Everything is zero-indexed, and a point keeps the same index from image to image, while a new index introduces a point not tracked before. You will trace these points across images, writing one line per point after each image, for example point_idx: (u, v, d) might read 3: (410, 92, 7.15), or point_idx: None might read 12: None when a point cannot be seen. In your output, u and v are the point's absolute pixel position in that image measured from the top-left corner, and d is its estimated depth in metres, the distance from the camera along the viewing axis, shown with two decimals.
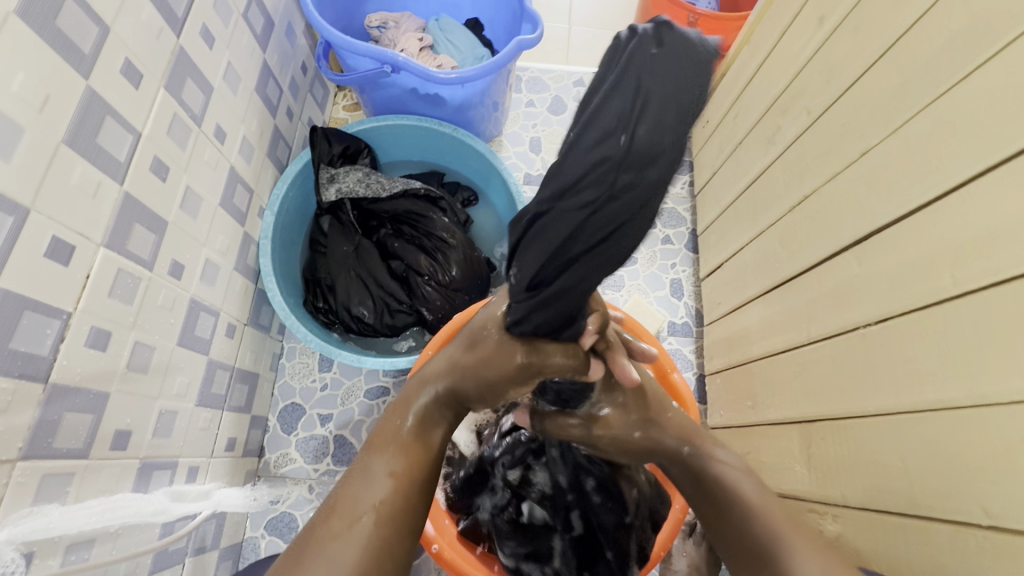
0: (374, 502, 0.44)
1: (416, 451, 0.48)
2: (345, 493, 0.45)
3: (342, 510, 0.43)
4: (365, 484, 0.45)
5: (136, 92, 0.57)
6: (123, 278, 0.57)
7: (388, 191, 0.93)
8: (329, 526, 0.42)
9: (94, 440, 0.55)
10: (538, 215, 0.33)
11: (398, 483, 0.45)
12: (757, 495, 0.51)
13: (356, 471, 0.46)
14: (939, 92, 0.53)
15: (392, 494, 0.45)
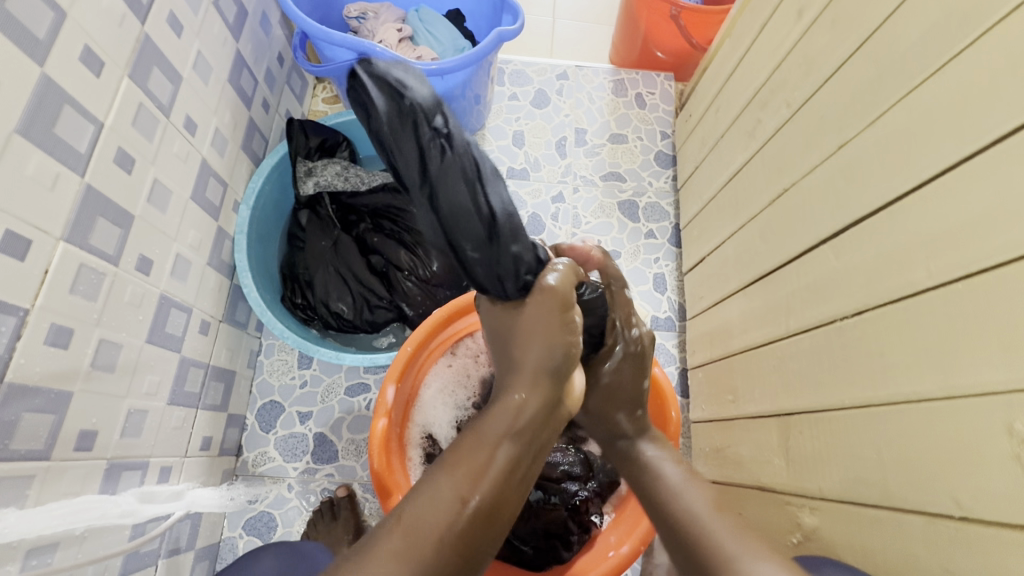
0: (435, 526, 0.41)
1: (489, 479, 0.44)
2: (407, 513, 0.42)
3: (401, 531, 0.41)
4: (426, 501, 0.43)
5: (98, 80, 0.55)
6: (86, 273, 0.55)
7: (367, 184, 0.92)
8: (386, 548, 0.41)
9: (56, 441, 0.53)
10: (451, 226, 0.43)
11: (466, 512, 0.42)
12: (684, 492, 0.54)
13: (423, 485, 0.44)
14: (915, 84, 0.53)
15: (459, 522, 0.42)
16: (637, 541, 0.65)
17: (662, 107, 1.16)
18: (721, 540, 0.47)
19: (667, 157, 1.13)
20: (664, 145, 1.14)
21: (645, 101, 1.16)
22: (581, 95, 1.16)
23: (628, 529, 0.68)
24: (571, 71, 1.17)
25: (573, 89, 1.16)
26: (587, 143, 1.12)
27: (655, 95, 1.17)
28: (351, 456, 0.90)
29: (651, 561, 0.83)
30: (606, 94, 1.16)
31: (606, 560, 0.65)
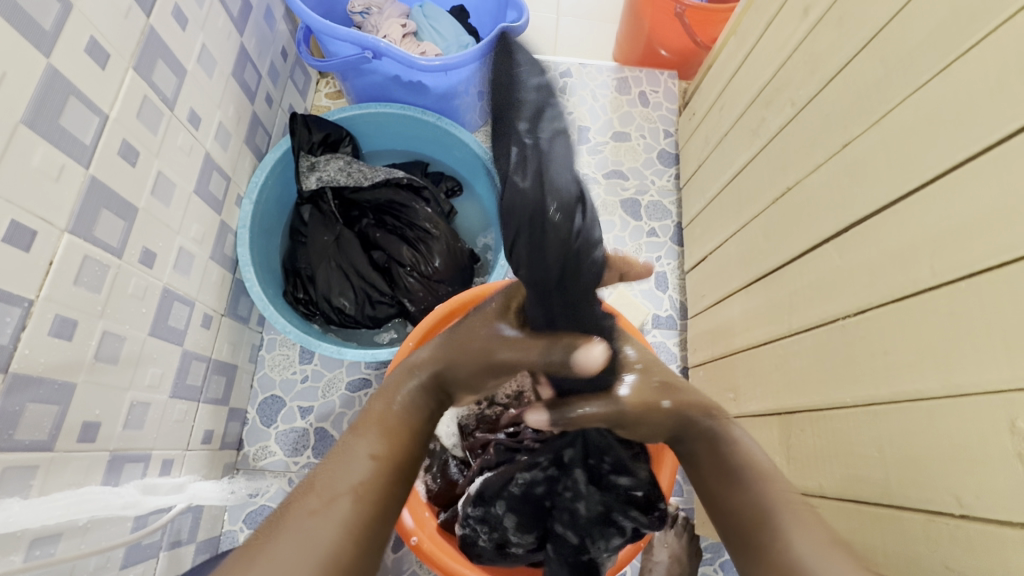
0: (350, 483, 0.42)
1: (394, 434, 0.47)
2: (323, 473, 0.43)
3: (319, 491, 0.41)
4: (339, 464, 0.44)
5: (103, 72, 0.55)
6: (90, 265, 0.55)
7: (369, 180, 0.92)
8: (304, 505, 0.40)
9: (60, 432, 0.53)
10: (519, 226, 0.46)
11: (379, 463, 0.44)
12: (767, 471, 0.50)
13: (337, 451, 0.45)
14: (921, 83, 0.53)
15: (372, 473, 0.43)
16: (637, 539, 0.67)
17: (665, 105, 1.16)
18: (785, 522, 0.44)
19: (669, 155, 1.13)
20: (667, 143, 1.14)
21: (649, 99, 1.16)
22: (584, 92, 1.16)
23: None
24: (575, 69, 1.17)
25: (577, 86, 1.16)
26: (590, 140, 1.12)
27: (659, 93, 1.17)
28: None
29: (651, 557, 0.83)
30: (610, 92, 1.16)
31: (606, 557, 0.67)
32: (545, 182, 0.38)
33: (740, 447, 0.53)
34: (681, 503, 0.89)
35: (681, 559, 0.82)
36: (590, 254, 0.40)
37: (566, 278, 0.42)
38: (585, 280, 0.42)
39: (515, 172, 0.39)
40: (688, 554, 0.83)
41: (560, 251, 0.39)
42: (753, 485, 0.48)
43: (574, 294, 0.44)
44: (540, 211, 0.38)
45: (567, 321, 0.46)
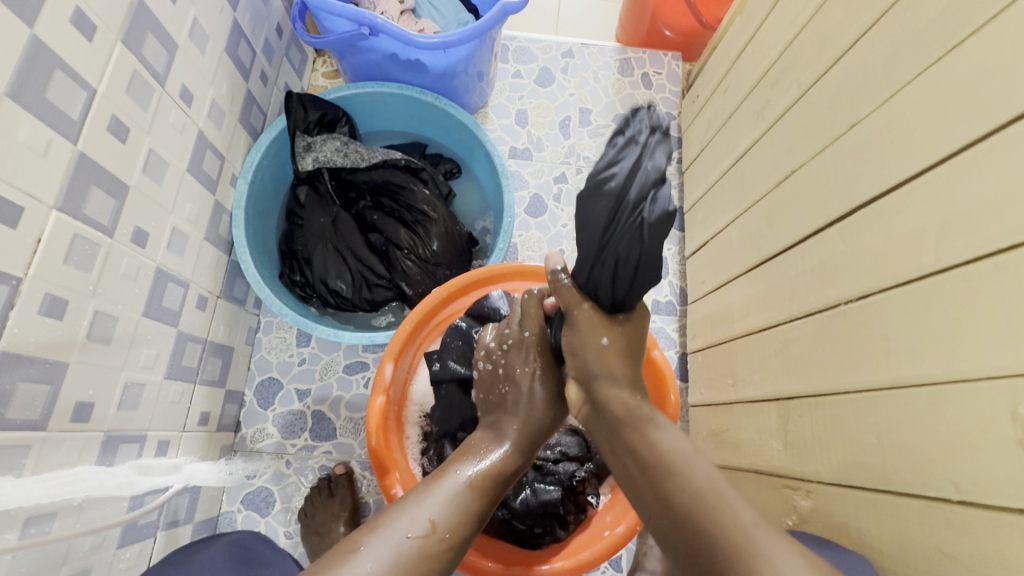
0: (457, 535, 0.48)
1: (492, 499, 0.52)
2: (438, 513, 0.48)
3: (436, 533, 0.46)
4: (456, 509, 0.49)
5: (90, 45, 0.53)
6: (80, 244, 0.54)
7: (366, 160, 0.90)
8: (422, 543, 0.45)
9: (53, 412, 0.53)
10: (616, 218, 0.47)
11: (478, 526, 0.50)
12: (692, 459, 0.46)
13: (446, 493, 0.50)
14: (931, 61, 0.52)
15: (471, 532, 0.49)
16: (631, 522, 0.67)
17: (668, 87, 1.14)
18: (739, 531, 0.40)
19: (672, 138, 1.11)
20: (669, 127, 1.12)
21: (652, 82, 1.14)
22: (586, 73, 1.14)
23: (623, 510, 0.70)
24: (576, 49, 1.15)
25: (578, 67, 1.14)
26: (591, 123, 1.11)
27: (662, 75, 1.15)
28: (349, 434, 0.90)
29: (645, 541, 0.84)
30: (612, 73, 1.14)
31: (602, 540, 0.68)
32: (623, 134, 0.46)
33: (665, 435, 0.49)
34: None
35: None
36: (600, 184, 0.47)
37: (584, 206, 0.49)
38: (588, 210, 0.48)
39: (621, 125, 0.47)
40: None
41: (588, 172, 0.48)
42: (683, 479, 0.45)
43: (587, 235, 0.49)
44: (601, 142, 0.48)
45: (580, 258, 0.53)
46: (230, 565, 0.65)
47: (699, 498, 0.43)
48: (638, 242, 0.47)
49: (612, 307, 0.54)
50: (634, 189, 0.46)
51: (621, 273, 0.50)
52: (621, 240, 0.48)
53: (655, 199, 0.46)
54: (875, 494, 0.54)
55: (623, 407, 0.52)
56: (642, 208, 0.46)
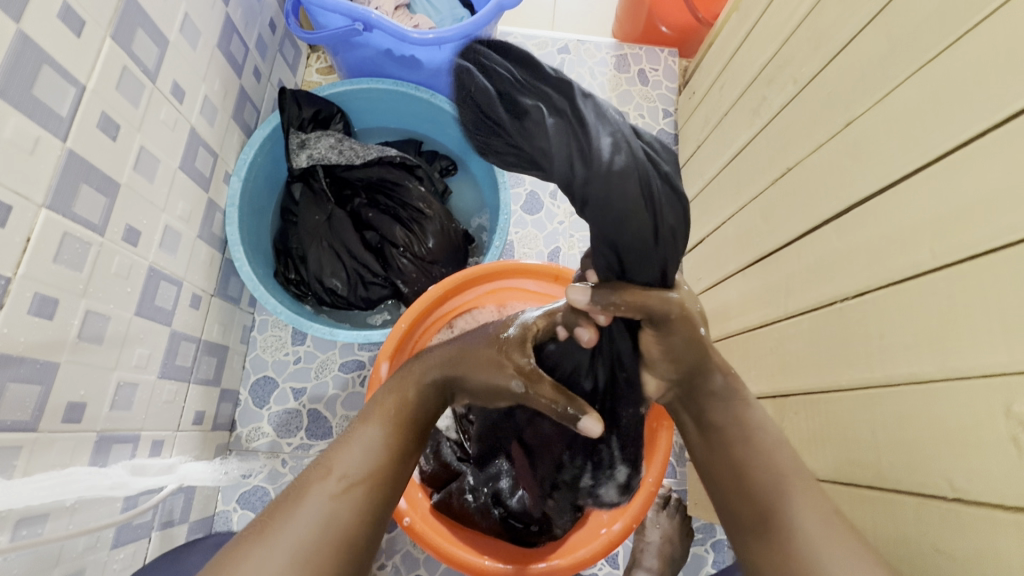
0: (365, 469, 0.45)
1: (404, 428, 0.50)
2: (337, 458, 0.46)
3: (335, 474, 0.44)
4: (353, 448, 0.47)
5: (78, 40, 0.52)
6: (70, 243, 0.53)
7: (361, 158, 0.89)
8: (323, 486, 0.43)
9: (44, 412, 0.52)
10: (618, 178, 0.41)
11: (392, 457, 0.48)
12: (777, 440, 0.51)
13: (347, 438, 0.48)
14: (928, 58, 0.52)
15: (385, 463, 0.47)
16: (629, 520, 0.67)
17: (665, 83, 1.13)
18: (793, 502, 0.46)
19: (669, 135, 1.11)
20: (665, 123, 1.12)
21: (648, 78, 1.14)
22: (582, 70, 1.13)
23: (620, 508, 0.70)
24: (572, 45, 1.14)
25: (575, 63, 1.13)
26: None
27: (658, 71, 1.14)
28: (345, 432, 0.90)
29: (642, 538, 0.83)
30: (609, 69, 1.13)
31: (598, 538, 0.68)
32: (546, 113, 0.39)
33: (757, 415, 0.54)
34: (673, 485, 0.90)
35: (672, 539, 0.83)
36: (612, 165, 0.40)
37: (598, 210, 0.42)
38: (612, 206, 0.42)
39: (518, 110, 0.40)
40: (679, 534, 0.83)
41: (586, 173, 0.40)
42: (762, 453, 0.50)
43: (616, 216, 0.42)
44: (518, 134, 0.40)
45: (631, 260, 0.46)
46: None
47: (778, 478, 0.48)
48: (675, 198, 0.44)
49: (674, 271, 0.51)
50: (613, 140, 0.40)
51: (678, 238, 0.46)
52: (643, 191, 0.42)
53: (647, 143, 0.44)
54: (872, 493, 0.54)
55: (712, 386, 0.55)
56: (629, 149, 0.41)
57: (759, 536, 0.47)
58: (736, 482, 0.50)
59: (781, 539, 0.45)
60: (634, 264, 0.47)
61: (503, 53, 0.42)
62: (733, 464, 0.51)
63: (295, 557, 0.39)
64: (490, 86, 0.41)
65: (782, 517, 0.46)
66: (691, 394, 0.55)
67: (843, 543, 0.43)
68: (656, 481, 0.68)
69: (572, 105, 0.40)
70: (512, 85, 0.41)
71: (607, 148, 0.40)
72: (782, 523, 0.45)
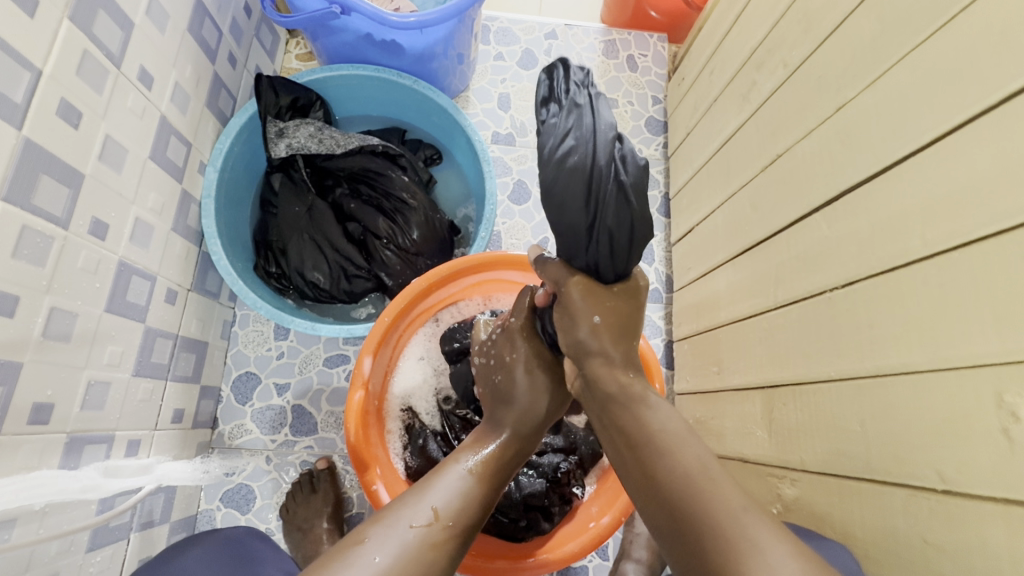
0: (461, 522, 0.46)
1: (498, 488, 0.51)
2: (443, 502, 0.46)
3: (439, 521, 0.45)
4: (457, 495, 0.48)
5: (32, 22, 0.49)
6: (30, 236, 0.51)
7: (343, 147, 0.87)
8: (427, 532, 0.44)
9: (7, 415, 0.50)
10: (584, 179, 0.44)
11: (484, 515, 0.49)
12: (682, 438, 0.43)
13: (452, 483, 0.48)
14: (920, 40, 0.50)
15: (476, 520, 0.48)
16: (617, 512, 0.67)
17: (654, 70, 1.11)
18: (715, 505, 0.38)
19: (658, 123, 1.09)
20: (655, 111, 1.10)
21: (637, 64, 1.11)
22: (570, 56, 1.11)
23: (609, 500, 0.70)
24: (560, 31, 1.12)
25: (562, 49, 1.11)
26: None
27: (647, 57, 1.12)
28: (331, 428, 0.88)
29: (632, 530, 0.83)
30: (597, 56, 1.11)
31: (586, 531, 0.68)
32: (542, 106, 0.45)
33: (659, 416, 0.45)
34: None
35: None
36: (563, 162, 0.44)
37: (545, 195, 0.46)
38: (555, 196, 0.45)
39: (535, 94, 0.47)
40: None
41: (537, 157, 0.45)
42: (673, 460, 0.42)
43: (566, 218, 0.46)
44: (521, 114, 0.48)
45: (564, 244, 0.49)
46: (223, 561, 0.62)
47: (696, 492, 0.39)
48: (625, 204, 0.44)
49: (616, 276, 0.50)
50: (601, 152, 0.43)
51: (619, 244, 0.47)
52: (607, 212, 0.45)
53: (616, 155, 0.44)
54: (860, 484, 0.54)
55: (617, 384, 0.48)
56: (615, 171, 0.44)
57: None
58: (658, 503, 0.41)
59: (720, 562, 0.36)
60: (569, 247, 0.49)
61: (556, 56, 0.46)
62: (649, 483, 0.42)
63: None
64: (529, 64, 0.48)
65: (723, 548, 0.36)
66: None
67: (793, 565, 0.34)
68: None
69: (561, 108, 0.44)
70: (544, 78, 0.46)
71: (566, 148, 0.43)
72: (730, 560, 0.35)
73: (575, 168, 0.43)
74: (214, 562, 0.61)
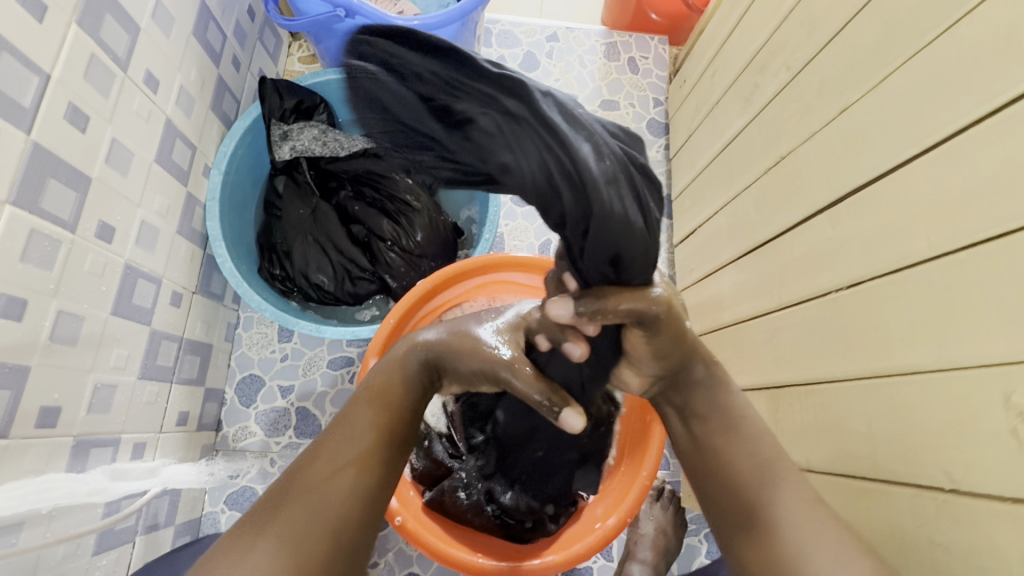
0: (352, 453, 0.46)
1: (392, 409, 0.49)
2: (325, 444, 0.46)
3: (322, 461, 0.45)
4: (340, 432, 0.47)
5: (39, 26, 0.49)
6: (38, 240, 0.51)
7: (346, 149, 0.85)
8: (310, 473, 0.44)
9: (14, 418, 0.50)
10: (631, 182, 0.36)
11: (379, 438, 0.47)
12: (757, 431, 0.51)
13: (336, 423, 0.48)
14: (924, 43, 0.50)
15: (370, 445, 0.47)
16: (624, 514, 0.67)
17: (655, 72, 1.12)
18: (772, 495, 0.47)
19: (659, 125, 1.09)
20: (656, 113, 1.10)
21: (638, 66, 1.12)
22: (572, 58, 1.11)
23: (615, 502, 0.70)
24: (561, 33, 1.12)
25: (564, 52, 1.11)
26: None
27: (648, 60, 1.12)
28: None
29: (637, 530, 0.84)
30: (599, 58, 1.11)
31: (593, 532, 0.67)
32: (494, 117, 0.32)
33: (740, 401, 0.53)
34: (667, 477, 0.90)
35: (666, 530, 0.83)
36: (605, 175, 0.35)
37: (599, 227, 0.36)
38: (610, 223, 0.36)
39: (464, 121, 0.33)
40: (673, 526, 0.83)
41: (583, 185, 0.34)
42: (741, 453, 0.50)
43: (631, 232, 0.37)
44: (475, 154, 0.34)
45: (630, 263, 0.40)
46: None
47: (762, 469, 0.49)
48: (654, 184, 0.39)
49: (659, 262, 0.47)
50: (616, 146, 0.36)
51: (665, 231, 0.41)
52: (654, 202, 0.39)
53: (603, 133, 0.36)
54: (867, 484, 0.54)
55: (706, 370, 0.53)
56: (632, 154, 0.38)
57: (744, 527, 0.47)
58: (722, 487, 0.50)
59: (763, 537, 0.45)
60: (628, 266, 0.40)
61: (424, 53, 0.33)
62: (715, 454, 0.51)
63: (283, 545, 0.40)
64: (411, 93, 0.33)
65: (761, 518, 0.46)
66: (682, 382, 0.53)
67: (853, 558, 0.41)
68: (650, 475, 0.67)
69: (534, 105, 0.33)
70: (444, 88, 0.33)
71: (591, 154, 0.34)
72: (767, 518, 0.46)
73: (616, 177, 0.35)
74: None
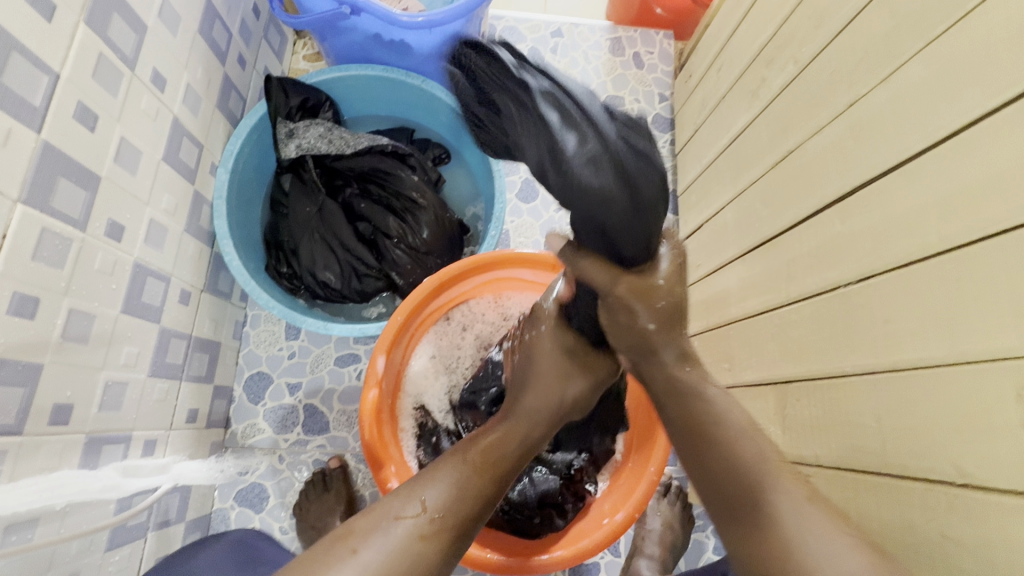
0: (455, 511, 0.46)
1: (500, 479, 0.50)
2: (432, 494, 0.47)
3: (428, 514, 0.45)
4: (449, 485, 0.47)
5: (49, 26, 0.50)
6: (50, 239, 0.51)
7: (352, 147, 0.87)
8: (413, 522, 0.45)
9: (29, 415, 0.51)
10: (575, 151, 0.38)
11: (482, 503, 0.48)
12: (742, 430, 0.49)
13: (445, 470, 0.49)
14: (935, 35, 0.50)
15: (472, 506, 0.47)
16: (632, 509, 0.67)
17: (660, 67, 1.11)
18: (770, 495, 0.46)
19: (665, 120, 1.09)
20: (661, 108, 1.10)
21: (643, 61, 1.11)
22: (576, 54, 1.11)
23: (624, 496, 0.70)
24: (566, 28, 1.12)
25: (569, 47, 1.11)
26: None
27: (653, 54, 1.12)
28: (343, 427, 0.89)
29: (644, 525, 0.84)
30: (603, 53, 1.11)
31: (601, 527, 0.68)
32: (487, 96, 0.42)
33: (718, 404, 0.51)
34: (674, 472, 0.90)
35: (673, 525, 0.83)
36: (546, 138, 0.39)
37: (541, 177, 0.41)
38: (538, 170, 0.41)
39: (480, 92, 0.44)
40: (680, 521, 0.84)
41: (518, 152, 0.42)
42: (733, 453, 0.48)
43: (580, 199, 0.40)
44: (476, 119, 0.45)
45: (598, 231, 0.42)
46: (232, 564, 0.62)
47: (759, 473, 0.47)
48: (632, 162, 0.38)
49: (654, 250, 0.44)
50: (579, 112, 0.39)
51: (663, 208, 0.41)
52: (621, 168, 0.38)
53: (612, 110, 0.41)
54: (877, 478, 0.54)
55: (669, 378, 0.52)
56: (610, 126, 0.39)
57: (737, 522, 0.47)
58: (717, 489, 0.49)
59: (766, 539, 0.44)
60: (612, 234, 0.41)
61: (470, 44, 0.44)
62: (707, 455, 0.49)
63: None
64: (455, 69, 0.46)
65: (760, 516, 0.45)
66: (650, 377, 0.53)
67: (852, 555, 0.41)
68: (659, 470, 0.67)
69: (514, 86, 0.41)
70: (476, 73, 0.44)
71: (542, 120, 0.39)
72: (764, 520, 0.45)
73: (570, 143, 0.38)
74: (226, 563, 0.63)
